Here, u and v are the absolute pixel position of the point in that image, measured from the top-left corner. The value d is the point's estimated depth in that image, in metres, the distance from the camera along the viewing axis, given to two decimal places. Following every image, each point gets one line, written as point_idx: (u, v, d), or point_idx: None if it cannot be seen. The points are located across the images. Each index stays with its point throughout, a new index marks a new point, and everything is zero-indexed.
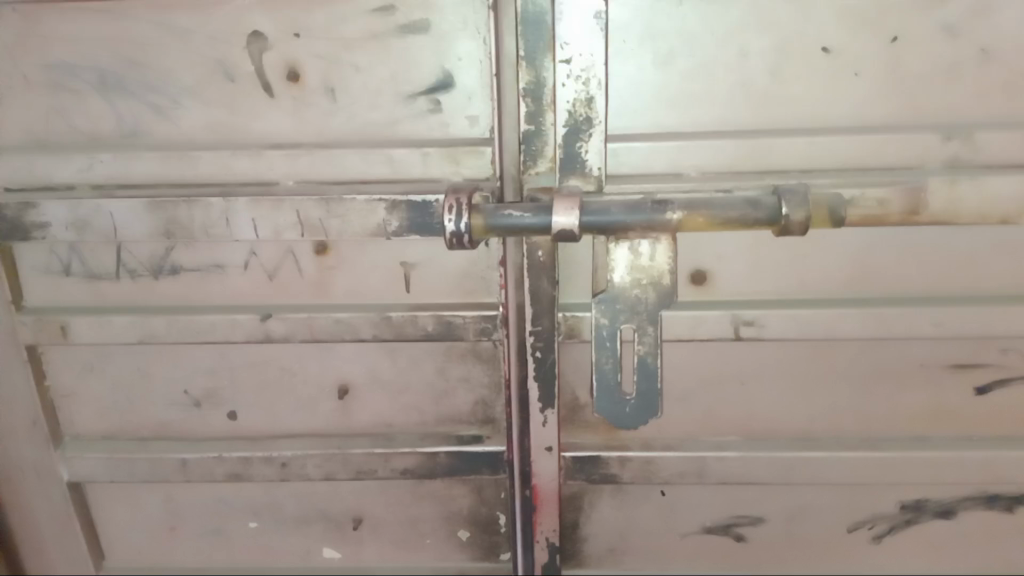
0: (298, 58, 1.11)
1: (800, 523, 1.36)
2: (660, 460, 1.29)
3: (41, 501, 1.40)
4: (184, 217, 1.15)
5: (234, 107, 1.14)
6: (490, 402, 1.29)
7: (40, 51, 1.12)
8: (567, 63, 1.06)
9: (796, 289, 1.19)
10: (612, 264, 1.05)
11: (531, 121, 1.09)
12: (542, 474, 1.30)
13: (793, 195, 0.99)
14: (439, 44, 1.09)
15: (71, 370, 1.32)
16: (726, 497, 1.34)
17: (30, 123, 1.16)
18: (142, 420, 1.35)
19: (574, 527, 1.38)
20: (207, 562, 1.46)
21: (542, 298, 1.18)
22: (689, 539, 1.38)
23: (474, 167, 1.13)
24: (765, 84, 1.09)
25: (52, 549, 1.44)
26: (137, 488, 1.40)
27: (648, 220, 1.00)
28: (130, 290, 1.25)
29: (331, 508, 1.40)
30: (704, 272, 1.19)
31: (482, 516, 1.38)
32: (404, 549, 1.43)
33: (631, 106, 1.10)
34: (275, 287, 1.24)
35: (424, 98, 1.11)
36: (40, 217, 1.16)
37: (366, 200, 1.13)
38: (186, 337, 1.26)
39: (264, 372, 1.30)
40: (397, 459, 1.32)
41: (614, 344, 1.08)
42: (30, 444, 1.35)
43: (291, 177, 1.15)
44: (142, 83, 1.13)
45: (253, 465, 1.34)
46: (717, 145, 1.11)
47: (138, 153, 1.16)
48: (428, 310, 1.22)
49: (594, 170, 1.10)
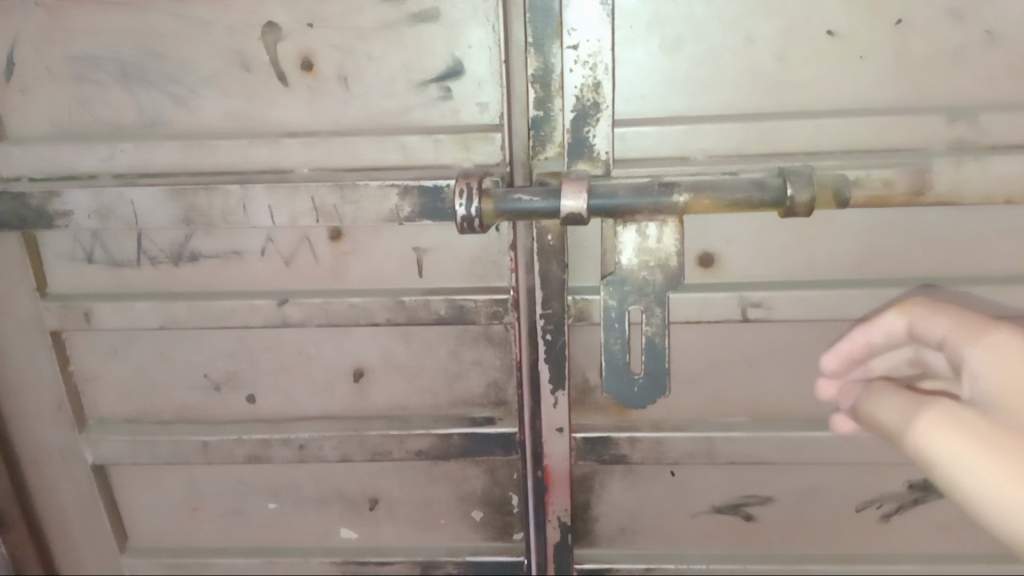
0: (312, 48, 1.13)
1: (809, 504, 1.38)
2: (669, 441, 1.32)
3: (67, 482, 1.45)
4: (204, 204, 1.19)
5: (252, 97, 1.16)
6: (502, 384, 1.32)
7: (62, 44, 1.15)
8: (575, 49, 1.07)
9: (803, 271, 1.21)
10: (620, 246, 1.07)
11: (540, 106, 1.11)
12: (553, 455, 1.33)
13: (798, 176, 1.01)
14: (449, 32, 1.11)
15: (95, 355, 1.36)
16: (735, 477, 1.36)
17: (54, 114, 1.19)
18: (164, 403, 1.38)
19: (585, 507, 1.41)
20: (227, 542, 1.50)
21: (552, 281, 1.20)
22: (699, 519, 1.40)
23: (485, 153, 1.15)
24: (771, 67, 1.10)
25: (78, 528, 1.49)
26: (159, 470, 1.44)
27: (655, 203, 1.02)
28: (151, 276, 1.29)
29: (349, 489, 1.43)
30: (712, 255, 1.20)
31: (495, 497, 1.41)
32: (419, 529, 1.46)
33: (639, 92, 1.12)
34: (293, 272, 1.27)
35: (435, 86, 1.14)
36: (63, 205, 1.20)
37: (380, 186, 1.15)
38: (207, 322, 1.29)
39: (282, 356, 1.33)
40: (412, 441, 1.35)
41: (622, 325, 1.10)
42: (57, 426, 1.40)
43: (307, 165, 1.18)
44: (161, 74, 1.16)
45: (272, 446, 1.38)
46: (725, 129, 1.12)
47: (158, 142, 1.19)
48: (441, 294, 1.25)
49: (603, 153, 1.12)
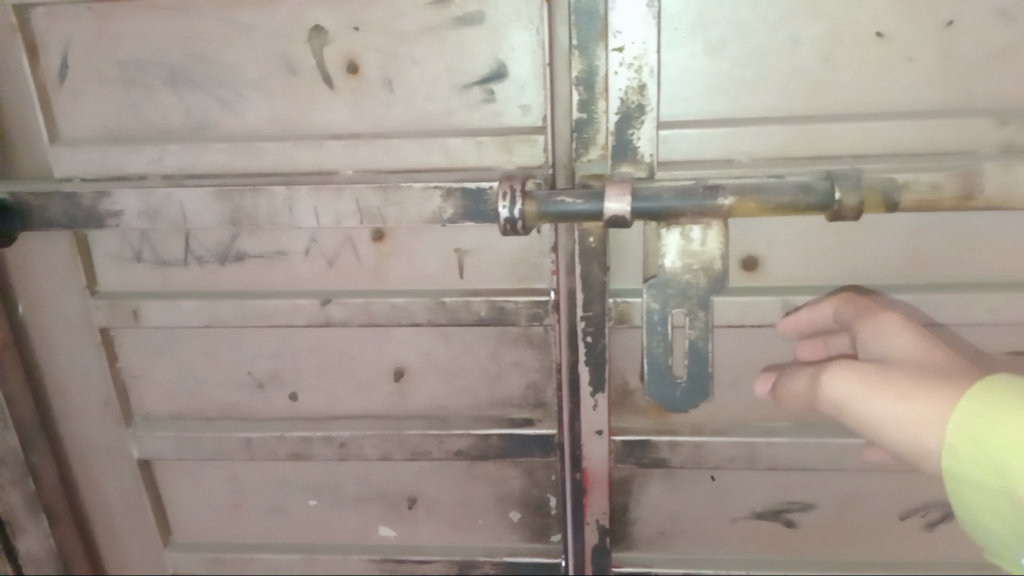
0: (356, 52, 1.15)
1: (851, 510, 1.36)
2: (709, 445, 1.31)
3: (113, 479, 1.48)
4: (250, 205, 1.20)
5: (298, 100, 1.18)
6: (541, 386, 1.32)
7: (113, 48, 1.18)
8: (620, 51, 1.07)
9: (848, 275, 1.19)
10: (663, 250, 1.06)
11: (583, 109, 1.11)
12: (592, 457, 1.32)
13: (846, 179, 1.00)
14: (493, 35, 1.11)
15: (141, 353, 1.39)
16: (776, 482, 1.35)
17: (105, 117, 1.22)
18: (208, 400, 1.41)
19: (623, 510, 1.40)
20: (268, 538, 1.53)
21: (593, 283, 1.19)
22: (739, 524, 1.39)
23: (527, 155, 1.16)
24: (816, 69, 1.09)
25: (123, 523, 1.53)
26: (202, 466, 1.47)
27: (699, 206, 1.01)
28: (197, 276, 1.31)
29: (388, 488, 1.45)
30: (755, 258, 1.19)
31: (533, 498, 1.41)
32: (457, 529, 1.47)
33: (682, 94, 1.12)
34: (335, 273, 1.29)
35: (478, 89, 1.14)
36: (114, 205, 1.21)
37: (423, 188, 1.16)
38: (251, 321, 1.31)
39: (324, 356, 1.35)
40: (451, 441, 1.36)
41: (665, 328, 1.09)
42: (105, 424, 1.43)
43: (351, 167, 1.20)
44: (209, 77, 1.18)
45: (313, 444, 1.40)
46: (769, 131, 1.11)
47: (205, 144, 1.21)
48: (481, 296, 1.26)
49: (646, 156, 1.12)
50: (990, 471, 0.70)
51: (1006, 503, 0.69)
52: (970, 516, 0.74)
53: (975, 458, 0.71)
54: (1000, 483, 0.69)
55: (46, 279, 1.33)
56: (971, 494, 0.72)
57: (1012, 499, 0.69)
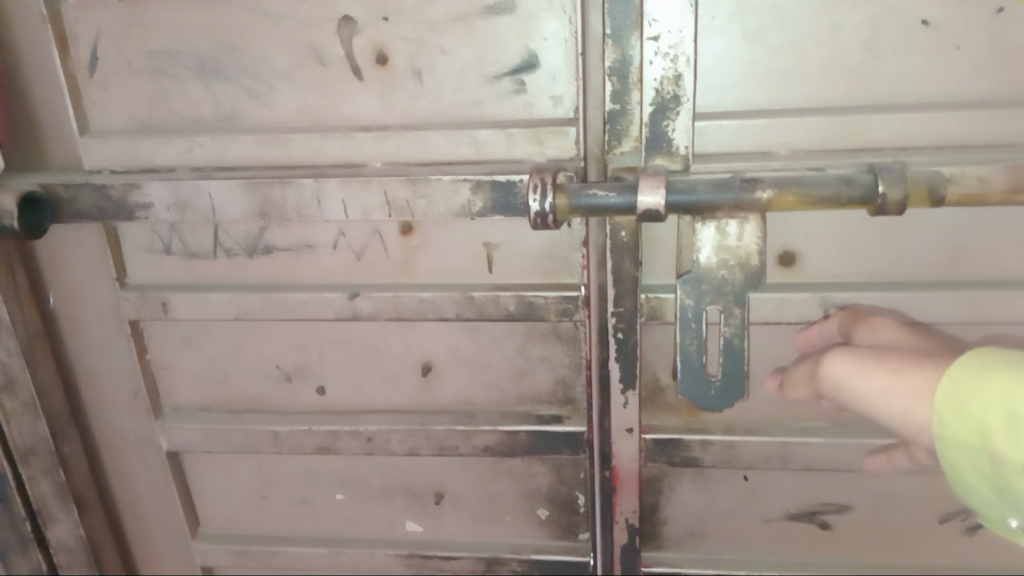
0: (386, 42, 1.13)
1: (887, 512, 1.33)
2: (742, 444, 1.28)
3: (142, 468, 1.49)
4: (279, 197, 1.18)
5: (327, 91, 1.17)
6: (570, 381, 1.30)
7: (144, 39, 1.17)
8: (655, 40, 1.04)
9: (889, 271, 1.15)
10: (698, 244, 1.04)
11: (616, 99, 1.08)
12: (622, 455, 1.30)
13: (890, 173, 0.96)
14: (524, 25, 1.09)
15: (170, 345, 1.39)
16: (811, 483, 1.32)
17: (135, 108, 1.22)
18: (236, 393, 1.41)
19: (653, 509, 1.38)
20: (294, 530, 1.53)
21: (625, 278, 1.16)
22: (771, 525, 1.36)
23: (558, 147, 1.13)
24: (858, 58, 1.05)
25: (151, 512, 1.53)
26: (230, 458, 1.47)
27: (736, 199, 0.98)
28: (226, 267, 1.31)
29: (414, 482, 1.44)
30: (792, 253, 1.16)
31: (561, 495, 1.40)
32: (484, 525, 1.45)
33: (718, 84, 1.09)
34: (363, 266, 1.27)
35: (509, 79, 1.12)
36: (143, 197, 1.20)
37: (452, 181, 1.13)
38: (279, 313, 1.31)
39: (351, 349, 1.34)
40: (479, 436, 1.35)
41: (699, 325, 1.07)
42: (134, 414, 1.44)
43: (379, 159, 1.18)
44: (238, 68, 1.17)
45: (340, 438, 1.39)
46: (808, 123, 1.08)
47: (234, 136, 1.20)
48: (510, 290, 1.24)
49: (682, 148, 1.08)
50: (971, 430, 0.71)
51: (987, 461, 0.70)
52: (960, 484, 0.74)
53: (959, 417, 0.73)
54: (978, 438, 0.70)
55: (77, 269, 1.33)
56: (956, 454, 0.73)
57: (991, 453, 0.69)
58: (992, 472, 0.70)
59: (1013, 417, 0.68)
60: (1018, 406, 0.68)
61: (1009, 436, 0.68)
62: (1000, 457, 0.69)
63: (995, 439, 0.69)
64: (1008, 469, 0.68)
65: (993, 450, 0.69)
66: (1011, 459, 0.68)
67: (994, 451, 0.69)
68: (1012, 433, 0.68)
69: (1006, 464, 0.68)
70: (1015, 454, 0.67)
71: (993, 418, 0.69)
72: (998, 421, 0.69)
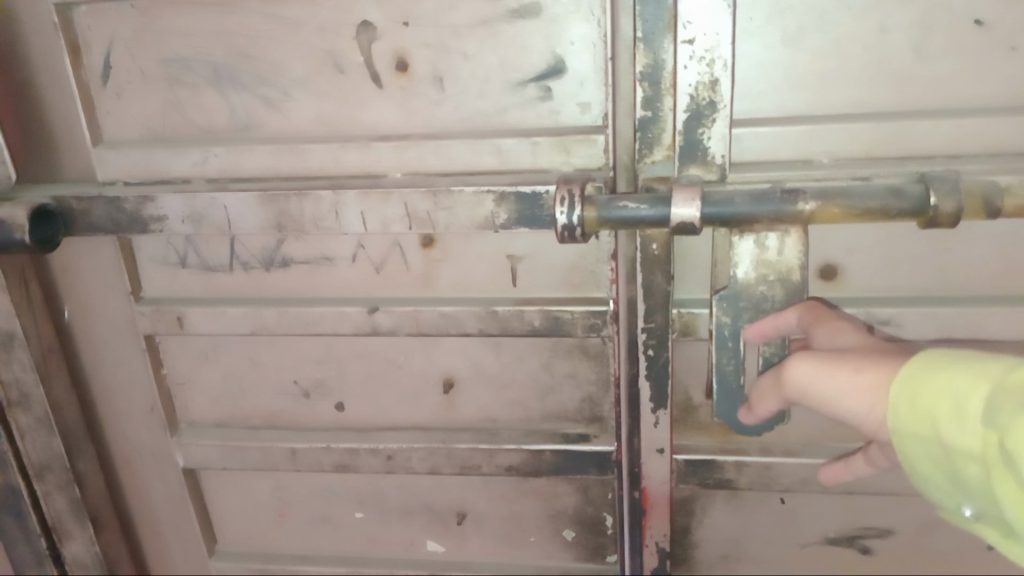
0: (406, 48, 1.09)
1: (932, 537, 1.26)
2: (778, 466, 1.22)
3: (159, 484, 1.45)
4: (296, 209, 1.14)
5: (346, 99, 1.13)
6: (597, 399, 1.25)
7: (158, 46, 1.14)
8: (691, 43, 0.98)
9: (937, 285, 1.09)
10: (735, 259, 0.99)
11: (648, 106, 1.03)
12: (652, 476, 1.24)
13: (942, 182, 0.91)
14: (550, 28, 1.04)
15: (186, 360, 1.35)
16: (851, 506, 1.26)
17: (149, 117, 1.18)
18: (254, 408, 1.37)
19: (684, 532, 1.32)
20: (313, 549, 1.48)
21: (656, 293, 1.11)
22: (808, 549, 1.30)
23: (585, 156, 1.09)
24: (906, 60, 0.99)
25: (168, 529, 1.50)
26: (247, 475, 1.43)
27: (776, 211, 0.93)
28: (243, 281, 1.27)
29: (436, 501, 1.39)
30: (834, 267, 1.10)
31: (588, 516, 1.35)
32: (508, 546, 1.40)
33: (757, 89, 1.03)
34: (382, 279, 1.23)
35: (534, 86, 1.07)
36: (158, 209, 1.16)
37: (474, 191, 1.08)
38: (297, 327, 1.27)
39: (370, 364, 1.30)
40: (502, 455, 1.30)
41: (736, 344, 1.02)
42: (149, 429, 1.40)
43: (399, 169, 1.14)
44: (255, 76, 1.14)
45: (359, 456, 1.35)
46: (851, 129, 1.02)
47: (250, 146, 1.16)
48: (535, 305, 1.19)
49: (718, 157, 1.03)
50: (919, 419, 0.68)
51: (937, 449, 0.67)
52: (914, 473, 0.70)
53: (911, 408, 0.69)
54: (928, 427, 0.67)
55: (91, 281, 1.30)
56: (911, 447, 0.69)
57: (940, 442, 0.66)
58: (944, 460, 0.66)
59: (961, 405, 0.65)
60: (964, 395, 0.65)
61: (957, 423, 0.65)
62: (949, 445, 0.65)
63: (944, 427, 0.65)
64: (959, 456, 0.65)
65: (943, 439, 0.66)
66: (962, 446, 0.64)
67: (945, 441, 0.65)
68: (958, 420, 0.65)
69: (956, 452, 0.65)
70: (965, 443, 0.64)
71: (941, 407, 0.66)
72: (947, 409, 0.66)
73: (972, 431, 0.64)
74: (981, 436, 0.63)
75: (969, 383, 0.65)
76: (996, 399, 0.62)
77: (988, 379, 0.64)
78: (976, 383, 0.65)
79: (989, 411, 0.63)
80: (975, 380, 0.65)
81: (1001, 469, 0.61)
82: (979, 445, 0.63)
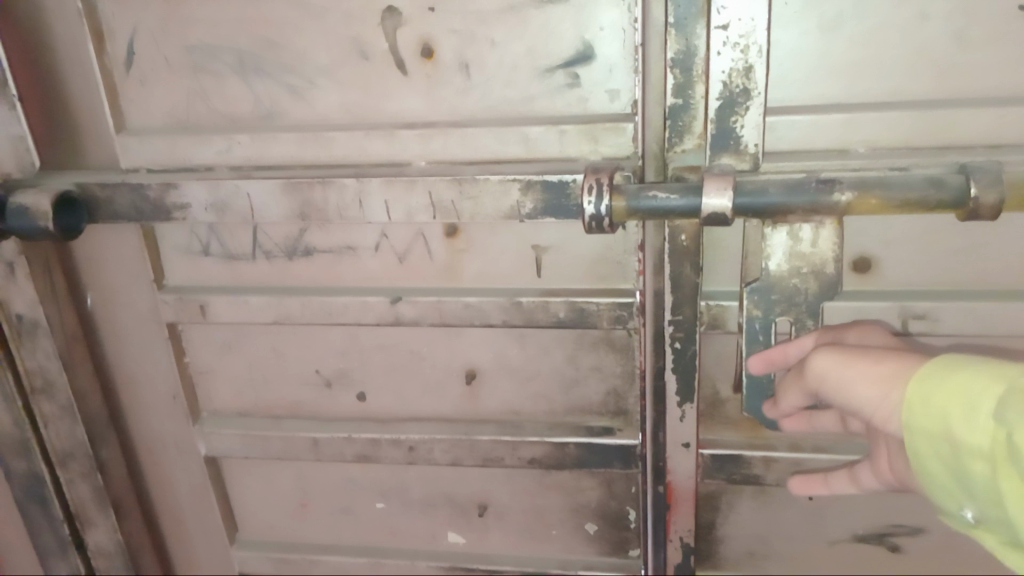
0: (432, 35, 1.07)
1: (965, 537, 1.23)
2: (807, 462, 1.20)
3: (182, 473, 1.45)
4: (320, 198, 1.13)
5: (371, 88, 1.11)
6: (622, 392, 1.23)
7: (182, 34, 1.13)
8: (724, 29, 0.96)
9: (977, 280, 1.06)
10: (768, 250, 0.97)
11: (678, 93, 1.01)
12: (677, 471, 1.23)
13: (984, 173, 0.88)
14: (579, 14, 1.02)
15: (209, 349, 1.35)
16: (881, 503, 1.23)
17: (173, 106, 1.18)
18: (276, 398, 1.36)
19: (709, 528, 1.30)
20: (335, 540, 1.48)
21: (684, 285, 1.09)
22: (837, 547, 1.28)
23: (613, 145, 1.07)
24: (947, 47, 0.96)
25: (191, 518, 1.50)
26: (270, 465, 1.43)
27: (811, 202, 0.91)
28: (266, 270, 1.26)
29: (458, 494, 1.38)
30: (868, 259, 1.07)
31: (611, 511, 1.33)
32: (530, 539, 1.39)
33: (791, 76, 1.01)
34: (405, 270, 1.22)
35: (562, 72, 1.05)
36: (181, 198, 1.16)
37: (500, 180, 1.07)
38: (320, 318, 1.26)
39: (394, 356, 1.29)
40: (525, 448, 1.28)
41: (767, 338, 1.00)
42: (171, 418, 1.40)
43: (424, 158, 1.13)
44: (279, 64, 1.12)
45: (381, 447, 1.34)
46: (890, 117, 0.99)
47: (274, 135, 1.15)
48: (560, 296, 1.17)
49: (751, 146, 1.00)
50: (932, 418, 0.68)
51: (945, 447, 0.67)
52: (923, 471, 0.70)
53: (924, 406, 0.69)
54: (940, 425, 0.67)
55: (115, 270, 1.30)
56: (920, 443, 0.69)
57: (951, 440, 0.66)
58: (952, 459, 0.66)
59: (973, 405, 0.64)
60: (977, 395, 0.65)
61: (969, 421, 0.64)
62: (958, 443, 0.65)
63: (955, 425, 0.65)
64: (967, 454, 0.64)
65: (953, 437, 0.65)
66: (972, 445, 0.64)
67: (955, 439, 0.65)
68: (969, 418, 0.64)
69: (963, 450, 0.65)
70: (973, 441, 0.64)
71: (954, 405, 0.66)
72: (959, 408, 0.65)
73: (983, 430, 0.63)
74: (991, 435, 0.63)
75: (982, 383, 0.65)
76: (1009, 399, 0.62)
77: (1002, 381, 0.64)
78: (990, 384, 0.64)
79: (1001, 410, 0.62)
80: (989, 381, 0.64)
81: (1008, 469, 0.61)
82: (987, 444, 0.63)
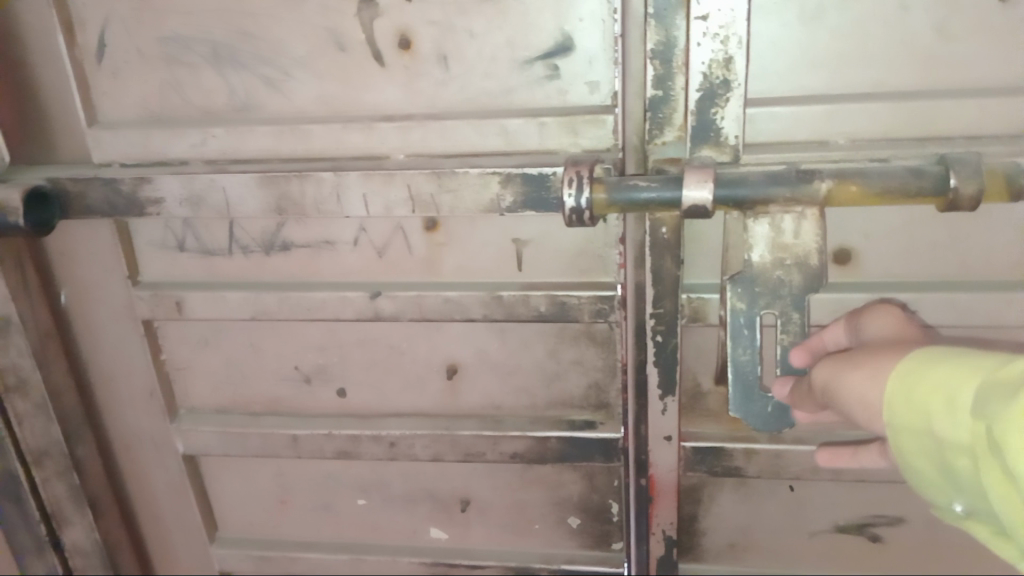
0: (411, 26, 1.06)
1: (944, 526, 1.24)
2: (788, 454, 1.20)
3: (159, 471, 1.43)
4: (297, 192, 1.11)
5: (349, 80, 1.10)
6: (604, 386, 1.23)
7: (155, 25, 1.11)
8: (704, 20, 0.95)
9: (956, 271, 1.06)
10: (750, 242, 0.95)
11: (659, 85, 1.00)
12: (659, 463, 1.22)
13: (963, 164, 0.88)
14: (559, 5, 1.01)
15: (186, 345, 1.33)
16: (861, 494, 1.24)
17: (146, 98, 1.15)
18: (254, 394, 1.35)
19: (691, 520, 1.31)
20: (316, 537, 1.47)
21: (665, 279, 1.09)
22: (817, 538, 1.28)
23: (594, 137, 1.06)
24: (927, 38, 0.96)
25: (169, 516, 1.48)
26: (249, 462, 1.41)
27: (792, 190, 0.91)
28: (243, 265, 1.24)
29: (439, 489, 1.37)
30: (849, 251, 1.07)
31: (594, 504, 1.33)
32: (512, 534, 1.39)
33: (771, 68, 1.00)
34: (385, 264, 1.21)
35: (541, 64, 1.04)
36: (155, 191, 1.14)
37: (479, 174, 1.06)
38: (299, 313, 1.24)
39: (374, 351, 1.27)
40: (507, 443, 1.28)
41: (752, 332, 0.99)
42: (148, 415, 1.38)
43: (402, 151, 1.11)
44: (255, 56, 1.11)
45: (362, 443, 1.33)
46: (870, 108, 0.99)
47: (250, 128, 1.13)
48: (541, 290, 1.16)
49: (731, 138, 1.00)
50: (916, 415, 0.67)
51: (929, 443, 0.65)
52: (911, 469, 0.69)
53: (908, 402, 0.68)
54: (923, 421, 0.66)
55: (89, 265, 1.27)
56: (905, 441, 0.68)
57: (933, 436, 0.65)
58: (936, 454, 0.65)
59: (952, 398, 0.63)
60: (956, 389, 0.64)
61: (949, 415, 0.63)
62: (941, 439, 0.64)
63: (936, 421, 0.64)
64: (950, 449, 0.63)
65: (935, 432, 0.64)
66: (953, 439, 0.63)
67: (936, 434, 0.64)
68: (949, 412, 0.63)
69: (947, 445, 0.64)
70: (955, 435, 0.63)
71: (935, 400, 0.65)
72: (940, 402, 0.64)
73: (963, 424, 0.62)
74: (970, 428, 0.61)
75: (962, 376, 0.64)
76: (986, 391, 0.61)
77: (981, 373, 0.63)
78: (969, 376, 0.63)
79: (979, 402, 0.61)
80: (968, 374, 0.63)
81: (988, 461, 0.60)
82: (966, 437, 0.61)
